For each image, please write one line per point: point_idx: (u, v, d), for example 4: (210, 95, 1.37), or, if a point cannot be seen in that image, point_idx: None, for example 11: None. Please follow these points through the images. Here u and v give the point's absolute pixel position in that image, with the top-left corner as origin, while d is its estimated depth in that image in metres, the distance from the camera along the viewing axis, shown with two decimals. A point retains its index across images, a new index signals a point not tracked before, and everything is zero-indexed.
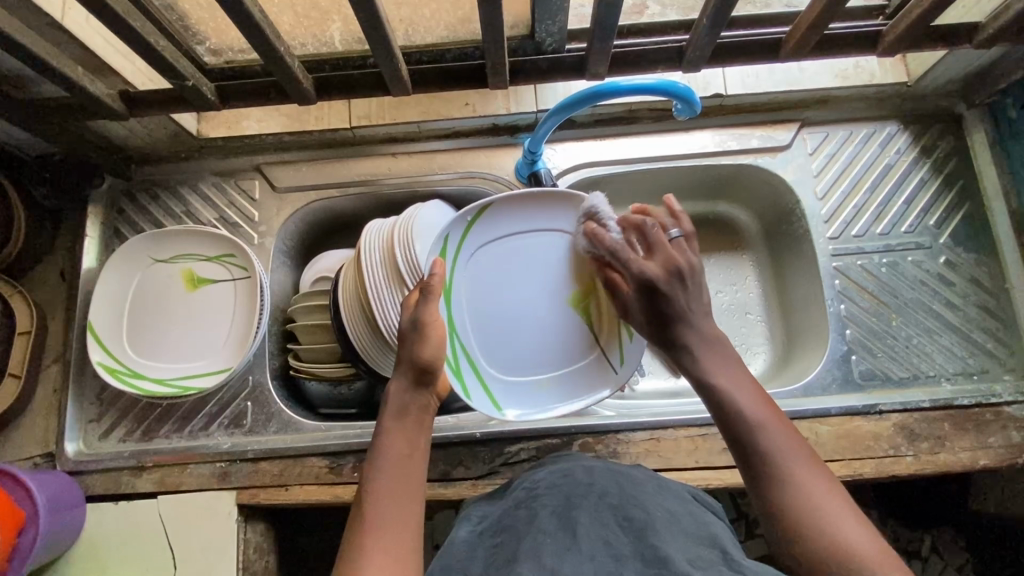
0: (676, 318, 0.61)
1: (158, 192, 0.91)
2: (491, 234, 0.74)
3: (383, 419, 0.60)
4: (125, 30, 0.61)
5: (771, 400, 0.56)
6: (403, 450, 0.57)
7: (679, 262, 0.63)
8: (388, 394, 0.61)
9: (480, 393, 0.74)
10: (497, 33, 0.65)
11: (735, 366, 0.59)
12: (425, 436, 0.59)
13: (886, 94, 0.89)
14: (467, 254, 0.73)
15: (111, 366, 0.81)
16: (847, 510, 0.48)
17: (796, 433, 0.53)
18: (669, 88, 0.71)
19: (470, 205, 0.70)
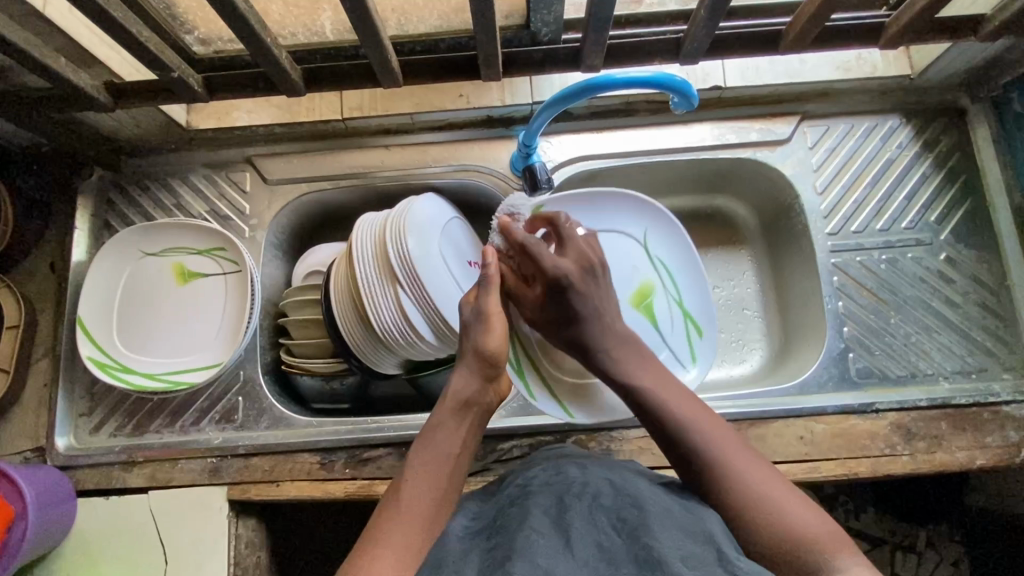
0: (587, 317, 0.68)
1: (148, 184, 0.90)
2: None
3: (440, 409, 0.63)
4: (107, 21, 0.59)
5: (695, 400, 0.62)
6: (453, 448, 0.60)
7: (590, 260, 0.70)
8: (450, 385, 0.64)
9: (548, 393, 0.79)
10: (489, 24, 0.63)
11: (657, 370, 0.65)
12: (474, 440, 0.63)
13: (889, 86, 0.87)
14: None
15: (101, 360, 0.80)
16: (788, 495, 0.54)
17: (721, 428, 0.59)
18: (664, 81, 0.69)
19: (525, 208, 0.79)
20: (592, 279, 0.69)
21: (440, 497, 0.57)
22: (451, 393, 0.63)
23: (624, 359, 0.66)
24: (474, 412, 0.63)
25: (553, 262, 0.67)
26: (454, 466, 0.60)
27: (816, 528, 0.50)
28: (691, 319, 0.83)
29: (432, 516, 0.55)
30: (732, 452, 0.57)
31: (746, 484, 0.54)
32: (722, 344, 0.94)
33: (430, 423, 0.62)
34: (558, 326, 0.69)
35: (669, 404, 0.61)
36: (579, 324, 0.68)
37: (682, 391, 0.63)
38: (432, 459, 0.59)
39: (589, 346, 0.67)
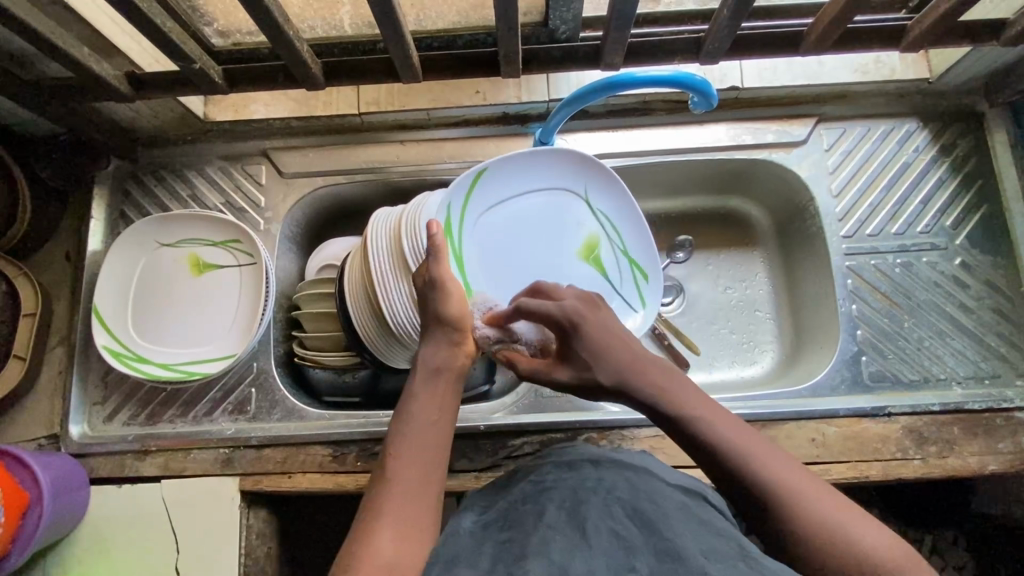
0: (604, 352, 0.60)
1: (164, 175, 0.90)
2: (491, 198, 0.75)
3: (414, 379, 0.62)
4: (132, 12, 0.60)
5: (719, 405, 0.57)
6: (431, 414, 0.59)
7: (591, 294, 0.66)
8: (421, 354, 0.63)
9: None
10: (512, 21, 0.64)
11: (696, 394, 0.58)
12: (453, 402, 0.61)
13: (906, 90, 0.87)
14: (470, 219, 0.73)
15: (116, 349, 0.81)
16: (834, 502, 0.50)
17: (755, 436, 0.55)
18: (684, 79, 0.70)
19: (465, 172, 0.71)
20: (599, 310, 0.64)
21: (426, 464, 0.56)
22: (422, 361, 0.62)
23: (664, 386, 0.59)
24: (447, 377, 0.62)
25: (566, 306, 0.62)
26: (435, 429, 0.59)
27: (893, 557, 0.46)
28: (636, 266, 0.83)
29: (423, 485, 0.55)
30: (798, 481, 0.51)
31: (822, 518, 0.48)
32: (734, 345, 0.94)
33: (405, 395, 0.61)
34: (585, 374, 0.60)
35: (721, 432, 0.54)
36: (603, 363, 0.60)
37: (730, 418, 0.56)
38: (412, 427, 0.58)
39: (622, 376, 0.59)
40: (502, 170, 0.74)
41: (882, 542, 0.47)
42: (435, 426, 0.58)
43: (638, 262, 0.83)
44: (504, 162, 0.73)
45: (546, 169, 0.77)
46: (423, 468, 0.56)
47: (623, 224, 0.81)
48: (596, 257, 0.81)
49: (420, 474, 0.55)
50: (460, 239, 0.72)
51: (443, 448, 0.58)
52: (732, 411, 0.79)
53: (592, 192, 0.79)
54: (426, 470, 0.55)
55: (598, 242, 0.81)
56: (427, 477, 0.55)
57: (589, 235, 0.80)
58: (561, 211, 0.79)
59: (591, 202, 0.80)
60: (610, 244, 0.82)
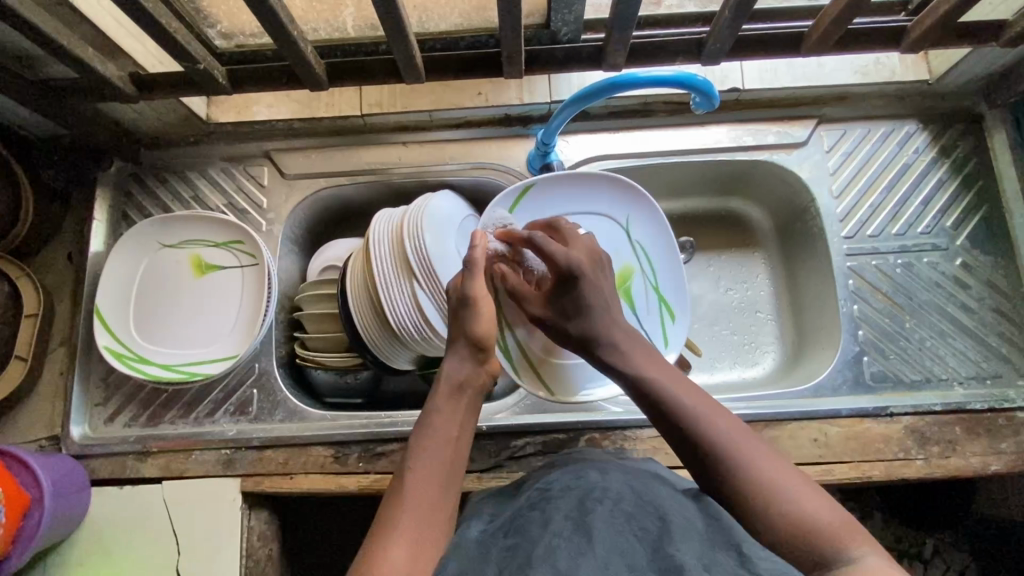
0: (597, 308, 0.63)
1: (167, 176, 0.91)
2: (538, 214, 0.81)
3: (435, 394, 0.61)
4: (137, 11, 0.60)
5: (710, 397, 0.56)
6: (451, 431, 0.59)
7: (600, 255, 0.67)
8: (445, 369, 0.62)
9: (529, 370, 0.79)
10: (515, 21, 0.64)
11: (678, 377, 0.58)
12: (471, 421, 0.61)
13: (906, 92, 0.88)
14: (514, 228, 0.80)
15: (118, 350, 0.81)
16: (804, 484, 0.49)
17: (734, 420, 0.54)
18: (687, 80, 0.70)
19: (514, 185, 0.78)
20: (603, 270, 0.66)
21: (442, 480, 0.55)
22: (446, 375, 0.62)
23: (632, 356, 0.60)
24: (468, 395, 0.62)
25: (567, 254, 0.63)
26: (452, 447, 0.58)
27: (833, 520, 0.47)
28: (665, 304, 0.81)
29: (436, 501, 0.54)
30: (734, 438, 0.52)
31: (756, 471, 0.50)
32: (736, 346, 0.94)
33: (427, 407, 0.61)
34: (569, 319, 0.64)
35: (680, 397, 0.55)
36: (583, 317, 0.63)
37: (690, 383, 0.57)
38: (429, 442, 0.57)
39: (597, 337, 0.62)
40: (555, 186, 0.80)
41: (817, 502, 0.48)
42: (454, 443, 0.58)
43: (668, 300, 0.81)
44: (556, 179, 0.79)
45: (587, 194, 0.81)
46: (439, 484, 0.55)
47: (658, 256, 0.82)
48: (628, 287, 0.81)
49: (435, 489, 0.54)
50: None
51: (458, 466, 0.57)
52: (734, 411, 0.79)
53: (632, 219, 0.81)
54: (443, 485, 0.55)
55: (632, 274, 0.81)
56: (441, 494, 0.54)
57: (624, 266, 0.81)
58: (600, 235, 0.82)
59: (629, 231, 0.81)
60: (644, 278, 0.82)
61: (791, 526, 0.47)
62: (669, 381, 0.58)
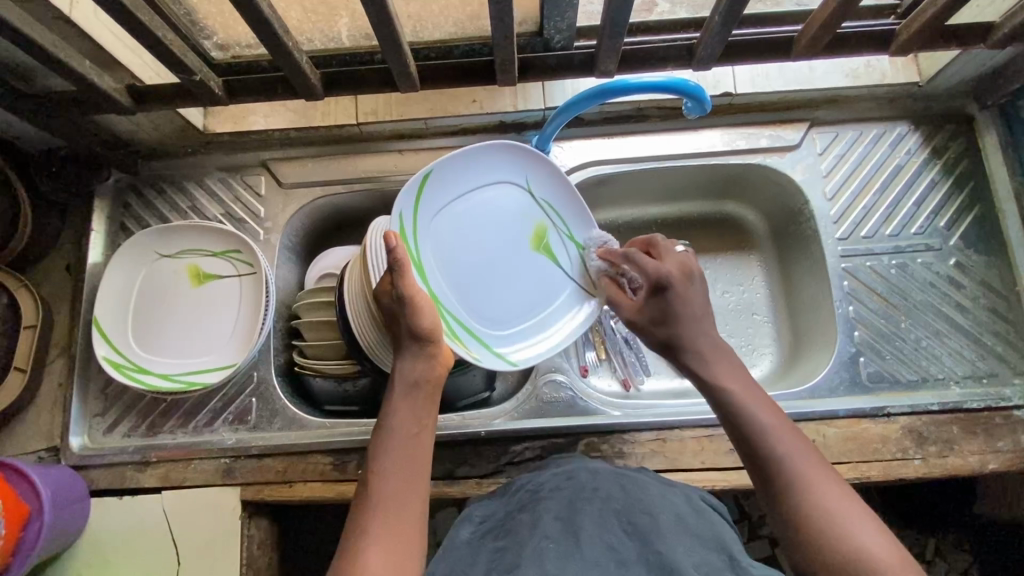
0: (687, 318, 0.65)
1: (164, 187, 0.91)
2: (440, 204, 0.73)
3: (392, 394, 0.61)
4: (134, 25, 0.61)
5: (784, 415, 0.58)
6: (410, 427, 0.59)
7: (692, 268, 0.69)
8: (398, 368, 0.62)
9: (482, 349, 0.73)
10: (507, 29, 0.64)
11: (750, 384, 0.61)
12: (432, 416, 0.61)
13: (898, 94, 0.88)
14: (424, 224, 0.71)
15: (116, 361, 0.81)
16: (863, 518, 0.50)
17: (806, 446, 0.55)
18: (679, 85, 0.71)
19: (412, 177, 0.69)
20: (694, 283, 0.68)
21: (410, 478, 0.56)
22: (401, 372, 0.62)
23: (716, 367, 0.62)
24: (427, 390, 0.62)
25: (656, 268, 0.68)
26: (414, 444, 0.58)
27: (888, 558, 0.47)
28: (586, 251, 0.79)
29: (406, 500, 0.54)
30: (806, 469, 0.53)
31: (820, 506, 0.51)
32: (733, 349, 0.95)
33: (384, 407, 0.61)
34: (655, 326, 0.68)
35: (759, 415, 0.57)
36: (670, 325, 0.66)
37: (766, 402, 0.59)
38: (392, 445, 0.58)
39: (682, 343, 0.65)
40: (452, 170, 0.73)
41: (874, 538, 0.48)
42: (415, 440, 0.58)
43: (586, 247, 0.80)
44: (450, 162, 0.72)
45: (485, 164, 0.75)
46: (406, 484, 0.55)
47: (567, 209, 0.78)
48: (546, 244, 0.78)
49: (403, 491, 0.55)
50: (417, 245, 0.70)
51: (423, 463, 0.58)
52: None
53: (532, 179, 0.77)
54: (407, 486, 0.55)
55: (548, 230, 0.78)
56: (410, 493, 0.55)
57: (537, 225, 0.78)
58: (507, 204, 0.77)
59: (535, 192, 0.78)
60: (558, 231, 0.79)
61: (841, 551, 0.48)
62: (743, 393, 0.60)
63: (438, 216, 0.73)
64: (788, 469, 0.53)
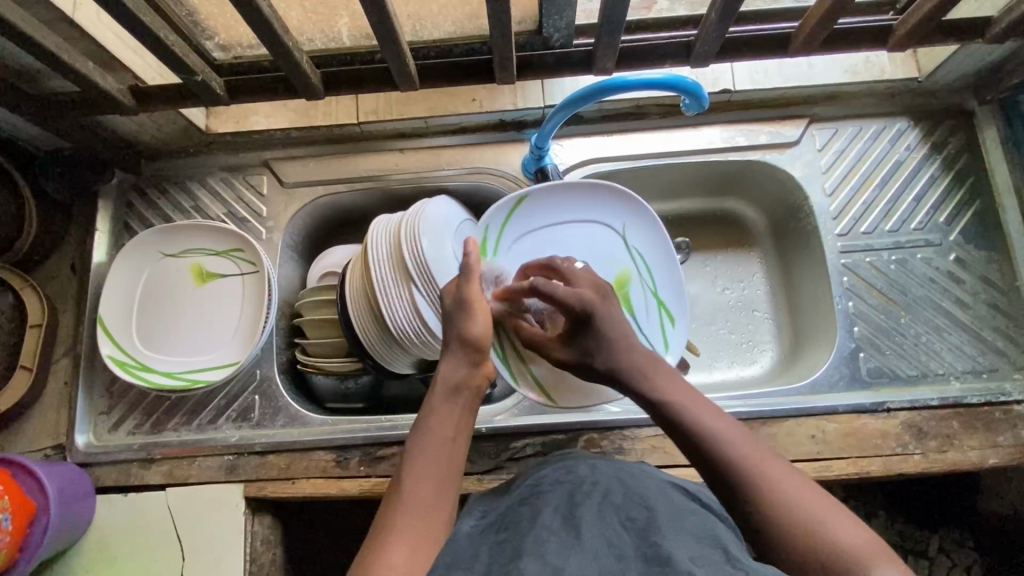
0: (614, 342, 0.64)
1: (168, 187, 0.92)
2: (528, 227, 0.80)
3: (432, 395, 0.61)
4: (136, 25, 0.61)
5: (729, 417, 0.58)
6: (448, 431, 0.59)
7: (604, 285, 0.69)
8: (440, 369, 0.63)
9: (527, 377, 0.78)
10: (505, 28, 0.65)
11: (683, 384, 0.61)
12: (469, 423, 0.61)
13: (897, 90, 0.89)
14: (508, 243, 0.79)
15: (121, 359, 0.82)
16: (829, 506, 0.50)
17: (756, 442, 0.55)
18: (677, 83, 0.71)
19: (507, 198, 0.78)
20: (610, 301, 0.67)
21: (441, 480, 0.56)
22: (441, 377, 0.62)
23: (654, 379, 0.62)
24: (466, 395, 0.62)
25: (573, 288, 0.67)
26: (451, 449, 0.58)
27: (858, 546, 0.47)
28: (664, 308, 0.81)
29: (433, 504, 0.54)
30: (765, 464, 0.53)
31: (790, 504, 0.50)
32: (734, 346, 0.95)
33: (423, 408, 0.61)
34: (591, 357, 0.65)
35: (705, 421, 0.57)
36: (603, 351, 0.64)
37: (707, 404, 0.59)
38: (426, 446, 0.57)
39: (617, 369, 0.63)
40: (547, 199, 0.80)
41: (844, 526, 0.49)
42: (451, 445, 0.58)
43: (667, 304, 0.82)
44: (544, 189, 0.79)
45: (578, 203, 0.81)
46: (437, 485, 0.55)
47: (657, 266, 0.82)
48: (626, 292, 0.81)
49: (434, 493, 0.55)
50: (495, 259, 0.79)
51: (457, 469, 0.57)
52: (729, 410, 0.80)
53: (628, 226, 0.82)
54: (438, 492, 0.55)
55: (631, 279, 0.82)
56: (441, 497, 0.55)
57: (623, 271, 0.82)
58: (597, 246, 0.82)
59: (627, 240, 0.82)
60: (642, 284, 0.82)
61: (818, 542, 0.48)
62: (685, 399, 0.60)
63: (518, 240, 0.80)
64: (747, 466, 0.53)
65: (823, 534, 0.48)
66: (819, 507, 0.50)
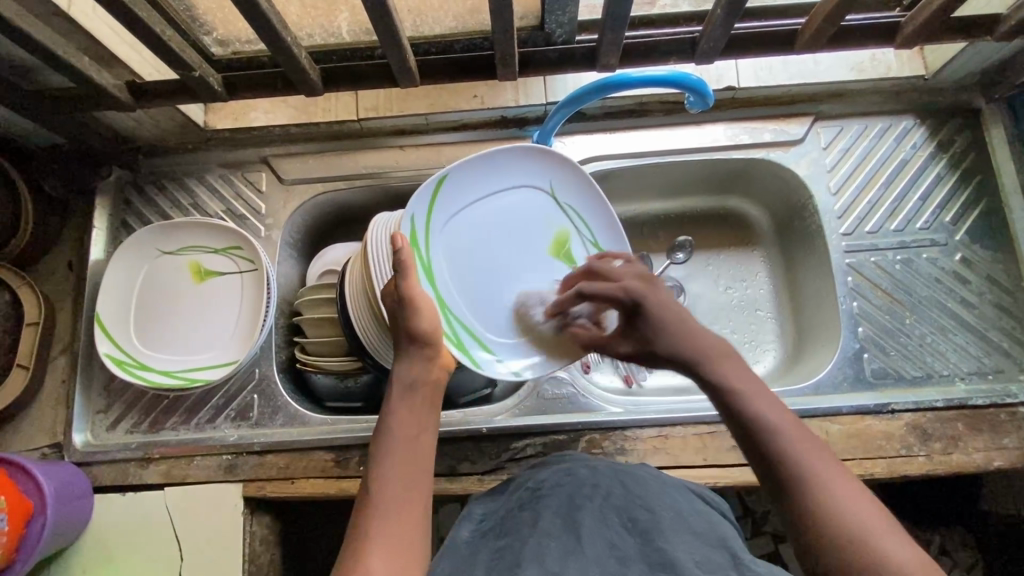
0: (666, 328, 0.62)
1: (165, 184, 0.91)
2: (455, 207, 0.73)
3: (390, 398, 0.61)
4: (132, 20, 0.60)
5: (795, 416, 0.53)
6: (410, 430, 0.59)
7: (652, 276, 0.67)
8: (396, 370, 0.62)
9: (485, 357, 0.73)
10: (507, 23, 0.64)
11: (752, 377, 0.57)
12: (431, 420, 0.61)
13: (903, 87, 0.87)
14: (436, 228, 0.71)
15: (118, 357, 0.81)
16: (893, 529, 0.45)
17: (823, 447, 0.50)
18: (680, 79, 0.70)
19: (427, 180, 0.69)
20: (656, 285, 0.66)
21: (410, 479, 0.55)
22: (397, 377, 0.62)
23: (719, 367, 0.58)
24: (425, 391, 0.62)
25: (621, 286, 0.65)
26: (415, 446, 0.58)
27: (921, 575, 0.42)
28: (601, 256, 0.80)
29: (407, 500, 0.54)
30: (828, 471, 0.48)
31: (853, 517, 0.45)
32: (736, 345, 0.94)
33: (383, 411, 0.61)
34: (643, 346, 0.64)
35: (762, 414, 0.53)
36: (659, 337, 0.62)
37: (774, 400, 0.54)
38: (390, 447, 0.57)
39: (677, 353, 0.60)
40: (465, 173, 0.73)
41: (905, 551, 0.44)
42: (414, 443, 0.58)
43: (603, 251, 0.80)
44: (465, 164, 0.72)
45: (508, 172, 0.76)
46: (406, 485, 0.55)
47: (591, 219, 0.79)
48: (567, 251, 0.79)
49: (403, 493, 0.54)
50: (428, 247, 0.71)
51: (425, 465, 0.57)
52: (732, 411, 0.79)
53: (558, 185, 0.78)
54: (408, 492, 0.55)
55: (569, 237, 0.79)
56: (411, 496, 0.54)
57: (556, 231, 0.79)
58: (526, 212, 0.77)
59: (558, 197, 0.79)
60: (580, 238, 0.80)
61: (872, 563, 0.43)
62: (750, 391, 0.55)
63: (449, 222, 0.72)
64: (808, 468, 0.49)
65: (882, 557, 0.43)
66: (883, 528, 0.45)
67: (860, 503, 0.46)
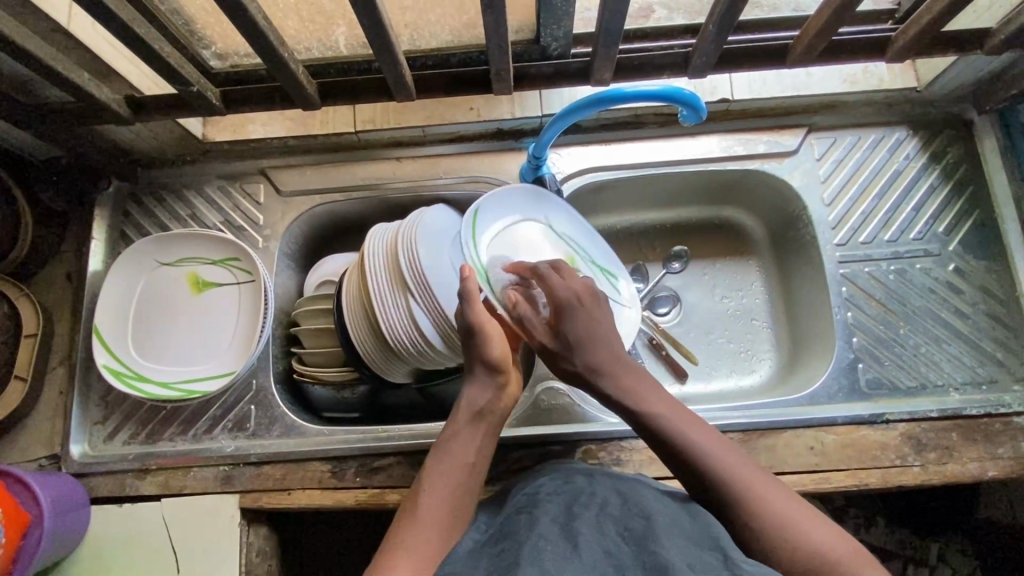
0: (586, 340, 0.67)
1: (164, 195, 0.92)
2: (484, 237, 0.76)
3: (457, 419, 0.64)
4: (131, 38, 0.61)
5: (719, 437, 0.61)
6: (467, 456, 0.61)
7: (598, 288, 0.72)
8: (465, 396, 0.65)
9: None
10: (502, 39, 0.64)
11: (672, 401, 0.65)
12: (488, 450, 0.64)
13: (896, 99, 0.88)
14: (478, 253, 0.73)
15: (116, 368, 0.81)
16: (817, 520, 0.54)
17: (746, 461, 0.59)
18: (675, 95, 0.71)
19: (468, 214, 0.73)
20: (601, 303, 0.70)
21: (455, 504, 0.58)
22: (466, 403, 0.65)
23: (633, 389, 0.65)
24: (488, 421, 0.65)
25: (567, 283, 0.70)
26: (468, 471, 0.61)
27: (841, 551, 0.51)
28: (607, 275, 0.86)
29: (449, 523, 0.57)
30: (761, 486, 0.56)
31: (778, 514, 0.54)
32: (732, 355, 0.95)
33: (446, 431, 0.64)
34: (568, 358, 0.68)
35: (691, 437, 0.60)
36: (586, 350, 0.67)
37: (699, 425, 0.62)
38: (446, 468, 0.60)
39: (602, 370, 0.66)
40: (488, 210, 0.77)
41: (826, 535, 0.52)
42: (469, 469, 0.61)
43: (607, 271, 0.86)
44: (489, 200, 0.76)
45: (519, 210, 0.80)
46: (452, 509, 0.57)
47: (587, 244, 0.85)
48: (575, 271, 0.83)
49: (448, 517, 0.57)
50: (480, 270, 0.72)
51: (471, 496, 0.60)
52: (729, 420, 0.80)
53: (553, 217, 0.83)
54: (452, 515, 0.57)
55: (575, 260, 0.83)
56: (453, 517, 0.57)
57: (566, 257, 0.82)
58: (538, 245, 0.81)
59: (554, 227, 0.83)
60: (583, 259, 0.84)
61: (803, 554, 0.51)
62: (672, 419, 0.62)
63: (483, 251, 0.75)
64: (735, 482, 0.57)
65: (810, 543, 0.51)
66: (808, 519, 0.53)
67: (785, 503, 0.55)
